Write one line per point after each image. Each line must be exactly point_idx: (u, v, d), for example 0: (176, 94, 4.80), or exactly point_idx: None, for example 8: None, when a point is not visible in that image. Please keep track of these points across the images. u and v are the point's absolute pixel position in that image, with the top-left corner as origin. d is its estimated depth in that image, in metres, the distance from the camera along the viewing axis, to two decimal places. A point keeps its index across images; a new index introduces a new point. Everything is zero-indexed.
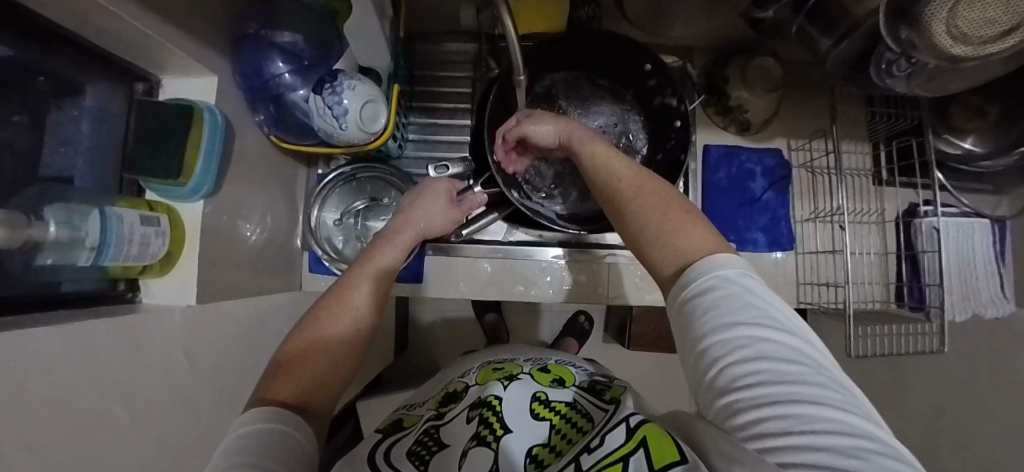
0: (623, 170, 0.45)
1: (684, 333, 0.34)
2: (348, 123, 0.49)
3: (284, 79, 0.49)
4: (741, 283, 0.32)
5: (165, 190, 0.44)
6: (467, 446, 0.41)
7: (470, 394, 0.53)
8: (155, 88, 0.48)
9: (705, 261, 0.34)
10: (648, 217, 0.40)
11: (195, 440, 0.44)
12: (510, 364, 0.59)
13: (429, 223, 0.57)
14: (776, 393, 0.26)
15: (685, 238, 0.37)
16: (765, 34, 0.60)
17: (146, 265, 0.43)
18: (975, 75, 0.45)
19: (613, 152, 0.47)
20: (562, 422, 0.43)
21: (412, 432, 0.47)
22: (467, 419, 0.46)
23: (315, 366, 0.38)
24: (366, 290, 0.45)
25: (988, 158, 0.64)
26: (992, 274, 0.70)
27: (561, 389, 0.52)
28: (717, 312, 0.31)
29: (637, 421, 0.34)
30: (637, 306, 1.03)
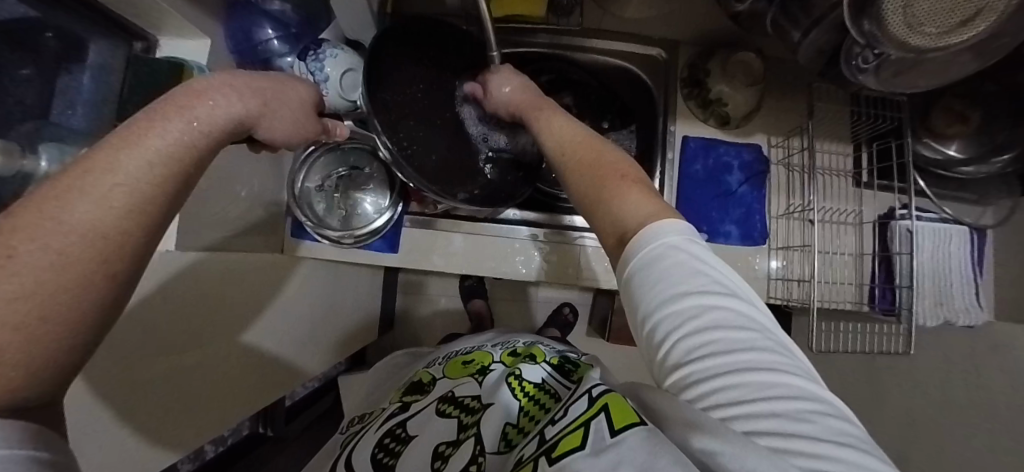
0: (569, 134, 0.42)
1: (631, 303, 0.31)
2: (329, 89, 0.52)
3: (273, 45, 0.53)
4: (686, 248, 0.30)
5: None
6: (441, 449, 0.40)
7: (438, 388, 0.52)
8: (152, 47, 0.51)
9: (649, 229, 0.31)
10: (589, 176, 0.37)
11: (163, 375, 0.47)
12: (479, 353, 0.58)
13: (282, 116, 0.34)
14: (722, 358, 0.25)
15: (623, 190, 0.35)
16: (746, 28, 0.61)
17: None
18: (943, 72, 0.46)
19: (562, 118, 0.44)
20: (529, 402, 0.42)
21: (377, 431, 0.47)
22: (438, 412, 0.47)
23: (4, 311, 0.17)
24: (149, 161, 0.23)
25: (969, 164, 0.64)
26: (969, 284, 0.69)
27: (532, 366, 0.50)
28: (666, 283, 0.29)
29: (599, 391, 0.30)
30: (618, 298, 1.04)
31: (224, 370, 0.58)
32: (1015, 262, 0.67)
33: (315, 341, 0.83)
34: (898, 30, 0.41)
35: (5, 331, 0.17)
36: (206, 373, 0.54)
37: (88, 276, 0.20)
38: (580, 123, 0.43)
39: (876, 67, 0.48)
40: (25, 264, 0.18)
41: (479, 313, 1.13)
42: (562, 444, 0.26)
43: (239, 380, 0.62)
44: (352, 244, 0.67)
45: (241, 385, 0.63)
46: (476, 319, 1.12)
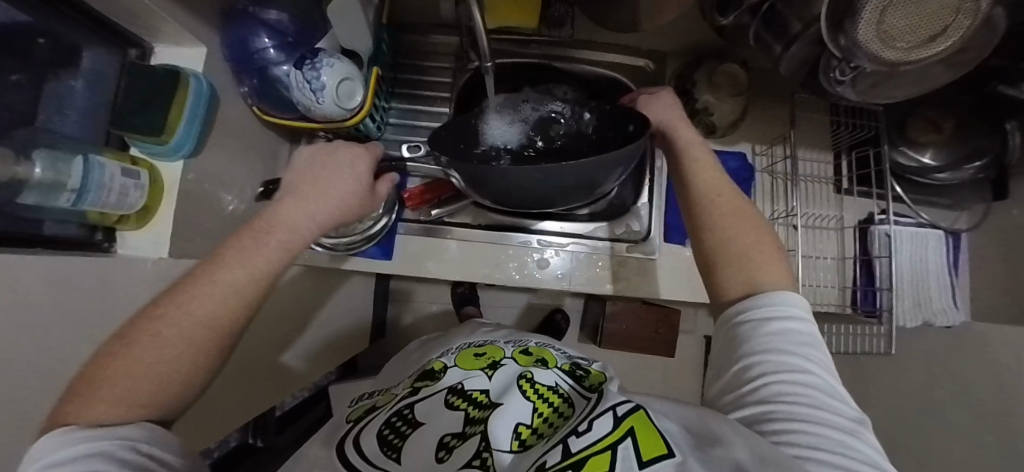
0: (718, 184, 0.46)
1: (733, 347, 0.37)
2: (325, 98, 0.51)
3: (269, 53, 0.51)
4: (798, 324, 0.35)
5: (147, 147, 0.48)
6: (446, 440, 0.39)
7: (449, 375, 0.50)
8: (148, 54, 0.52)
9: (776, 298, 0.37)
10: (733, 232, 0.42)
11: None
12: (490, 348, 0.57)
13: (341, 193, 0.44)
14: (803, 405, 0.30)
15: (762, 270, 0.40)
16: (730, 40, 0.64)
17: (125, 215, 0.46)
18: (916, 82, 0.49)
19: (709, 159, 0.48)
20: (545, 404, 0.41)
21: (384, 411, 0.46)
22: (446, 402, 0.45)
23: (152, 372, 0.29)
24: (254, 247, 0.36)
25: (943, 171, 0.67)
26: (944, 285, 0.71)
27: (543, 369, 0.49)
28: (772, 340, 0.35)
29: (625, 410, 0.29)
30: (610, 304, 1.06)
31: None
32: (988, 264, 0.71)
33: (327, 344, 0.81)
34: (874, 45, 0.43)
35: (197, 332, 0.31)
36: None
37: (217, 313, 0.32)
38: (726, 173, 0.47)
39: (854, 78, 0.50)
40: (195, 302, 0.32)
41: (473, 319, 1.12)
42: (593, 463, 0.25)
43: None
44: (346, 252, 0.67)
45: None
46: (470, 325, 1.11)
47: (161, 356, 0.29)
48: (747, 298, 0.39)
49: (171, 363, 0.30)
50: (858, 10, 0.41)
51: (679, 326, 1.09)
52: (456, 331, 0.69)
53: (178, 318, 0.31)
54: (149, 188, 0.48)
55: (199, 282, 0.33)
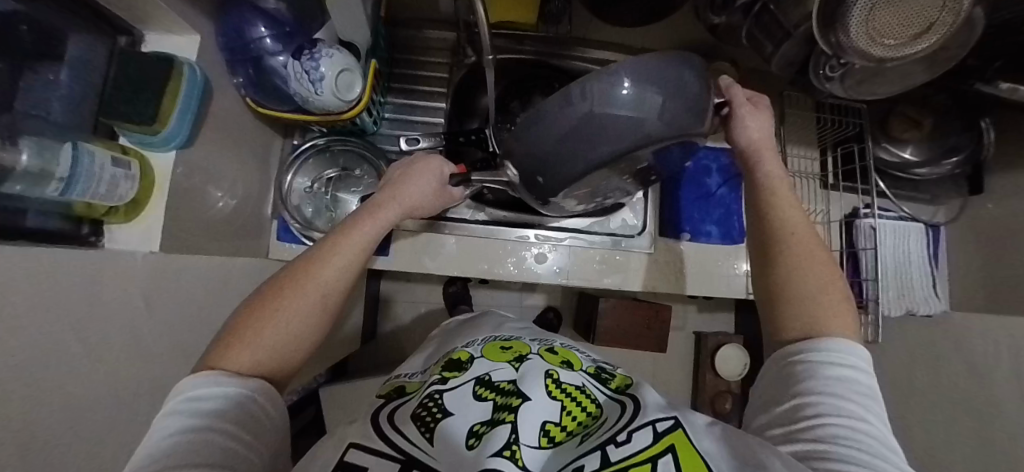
0: (801, 227, 0.47)
1: (789, 385, 0.39)
2: (324, 89, 0.50)
3: (265, 43, 0.50)
4: (857, 377, 0.37)
5: (139, 138, 0.46)
6: (475, 429, 0.38)
7: (477, 367, 0.49)
8: (138, 42, 0.51)
9: (839, 347, 0.39)
10: (808, 274, 0.44)
11: (144, 382, 0.45)
12: (518, 344, 0.56)
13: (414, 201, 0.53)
14: (863, 447, 0.31)
15: (831, 316, 0.42)
16: (722, 39, 0.65)
17: (113, 207, 0.44)
18: (899, 78, 0.52)
19: (796, 200, 0.49)
20: (576, 406, 0.42)
21: (417, 396, 0.46)
22: (474, 392, 0.44)
23: (268, 339, 0.39)
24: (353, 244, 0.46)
25: (923, 166, 0.69)
26: (926, 276, 0.75)
27: (569, 371, 0.49)
28: (829, 382, 0.36)
29: (664, 426, 0.32)
30: (603, 300, 1.07)
31: None
32: (964, 255, 0.75)
33: None
34: (863, 42, 0.45)
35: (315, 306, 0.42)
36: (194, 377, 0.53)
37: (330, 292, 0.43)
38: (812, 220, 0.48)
39: (844, 74, 0.52)
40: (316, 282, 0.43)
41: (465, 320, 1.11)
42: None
43: None
44: None
45: None
46: None
47: (276, 330, 0.40)
48: (812, 340, 0.40)
49: (282, 337, 0.40)
50: (847, 6, 0.43)
51: (669, 322, 1.11)
52: (479, 322, 0.68)
53: (290, 300, 0.41)
54: (140, 178, 0.47)
55: (302, 274, 0.43)
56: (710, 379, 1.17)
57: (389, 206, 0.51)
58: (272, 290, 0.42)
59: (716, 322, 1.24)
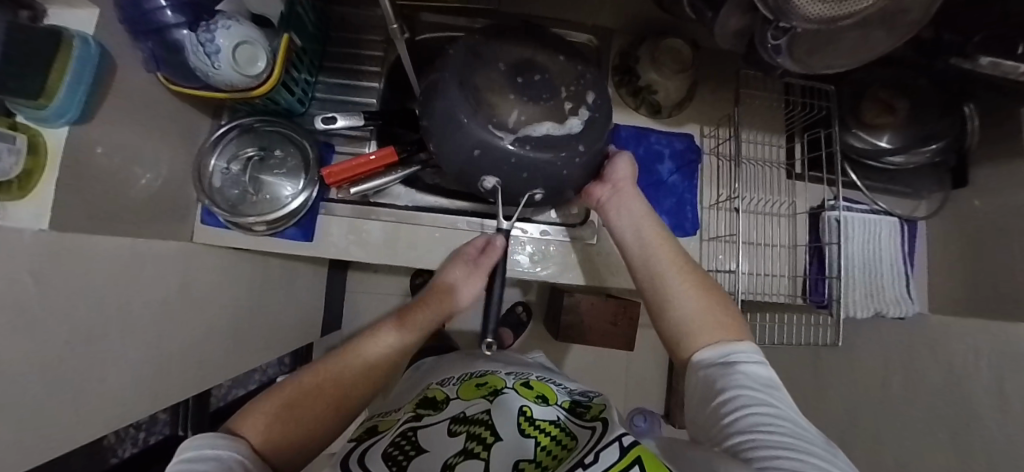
0: (668, 255, 0.51)
1: (705, 390, 0.40)
2: (222, 62, 0.47)
3: (164, 15, 0.46)
4: (757, 364, 0.39)
5: (28, 112, 0.44)
6: (449, 461, 0.37)
7: (450, 407, 0.47)
8: (39, 16, 0.48)
9: (729, 346, 0.41)
10: (696, 289, 0.48)
11: (51, 362, 0.44)
12: (493, 378, 0.52)
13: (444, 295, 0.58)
14: (770, 424, 0.32)
15: (716, 323, 0.45)
16: (672, 13, 0.60)
17: (2, 183, 0.43)
18: (856, 49, 0.46)
19: (658, 234, 0.54)
20: (546, 436, 0.39)
21: (388, 434, 0.44)
22: (449, 431, 0.41)
23: (290, 428, 0.41)
24: (381, 349, 0.52)
25: (897, 153, 0.63)
26: (899, 273, 0.66)
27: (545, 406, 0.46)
28: (734, 377, 0.38)
29: (629, 441, 0.31)
30: (568, 296, 1.04)
31: (133, 359, 0.56)
32: (946, 252, 0.69)
33: None
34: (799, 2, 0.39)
35: (337, 403, 0.45)
36: (113, 362, 0.52)
37: (353, 391, 0.47)
38: (673, 243, 0.53)
39: (789, 44, 0.46)
40: (340, 375, 0.48)
41: None
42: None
43: (147, 369, 0.58)
44: (262, 231, 0.63)
45: (155, 378, 0.60)
46: (427, 318, 1.08)
47: (302, 420, 0.43)
48: (714, 347, 0.42)
49: (303, 424, 0.42)
50: None
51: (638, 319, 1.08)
52: (457, 359, 0.64)
53: (320, 396, 0.45)
54: (29, 154, 0.45)
55: (338, 360, 0.49)
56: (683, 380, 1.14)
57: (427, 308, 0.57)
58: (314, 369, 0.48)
59: None
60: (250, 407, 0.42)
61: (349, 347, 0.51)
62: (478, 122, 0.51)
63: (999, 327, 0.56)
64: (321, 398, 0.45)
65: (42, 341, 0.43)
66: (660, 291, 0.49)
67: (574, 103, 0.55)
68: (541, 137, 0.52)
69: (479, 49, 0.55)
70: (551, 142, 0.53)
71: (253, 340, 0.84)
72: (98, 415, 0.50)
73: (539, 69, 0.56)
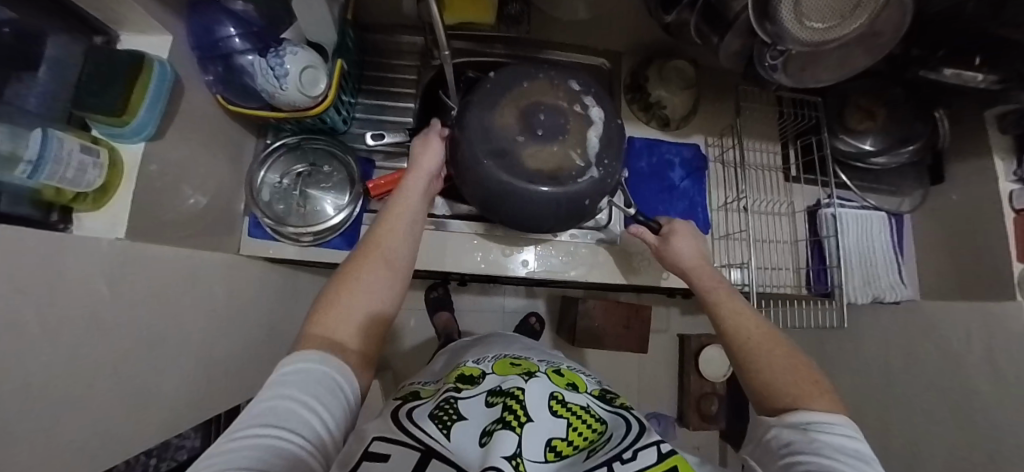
0: (749, 323, 0.48)
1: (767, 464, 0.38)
2: (288, 84, 0.53)
3: (235, 42, 0.52)
4: (842, 436, 0.35)
5: (108, 130, 0.48)
6: (488, 429, 0.47)
7: (488, 381, 0.58)
8: (112, 41, 0.53)
9: (812, 416, 0.37)
10: (770, 363, 0.43)
11: (120, 366, 0.45)
12: (526, 363, 0.65)
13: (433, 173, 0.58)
14: None
15: (795, 378, 0.41)
16: (678, 37, 0.68)
17: (80, 194, 0.46)
18: (839, 65, 0.54)
19: (741, 305, 0.50)
20: (580, 421, 0.51)
21: (432, 400, 0.56)
22: (489, 402, 0.52)
23: (357, 319, 0.42)
24: (412, 221, 0.53)
25: (881, 155, 0.71)
26: (891, 261, 0.74)
27: (576, 393, 0.58)
28: (825, 444, 0.34)
29: (666, 449, 0.45)
30: (583, 302, 1.09)
31: (186, 367, 0.57)
32: (933, 244, 0.77)
33: None
34: (794, 27, 0.47)
35: (389, 271, 0.47)
36: (169, 370, 0.54)
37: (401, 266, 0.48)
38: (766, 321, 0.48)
39: (784, 63, 0.54)
40: (375, 275, 0.46)
41: (446, 326, 1.11)
42: None
43: (196, 379, 0.59)
44: (308, 242, 0.66)
45: (205, 389, 0.61)
46: (444, 330, 1.10)
47: (364, 295, 0.44)
48: (796, 411, 0.38)
49: (362, 306, 0.43)
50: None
51: (650, 322, 1.13)
52: (488, 342, 0.79)
53: (369, 265, 0.46)
54: (109, 168, 0.49)
55: (357, 264, 0.46)
56: (694, 380, 1.18)
57: (417, 181, 0.55)
58: (334, 283, 0.45)
59: (697, 321, 1.26)
60: (314, 314, 0.42)
61: (347, 273, 0.46)
62: (540, 176, 0.56)
63: (988, 306, 0.63)
64: (372, 261, 0.47)
65: (111, 349, 0.44)
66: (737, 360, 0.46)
67: (578, 102, 0.60)
68: (596, 146, 0.59)
69: (484, 108, 0.58)
70: (604, 144, 0.59)
71: (279, 354, 0.85)
72: (154, 424, 0.51)
73: (540, 103, 0.59)
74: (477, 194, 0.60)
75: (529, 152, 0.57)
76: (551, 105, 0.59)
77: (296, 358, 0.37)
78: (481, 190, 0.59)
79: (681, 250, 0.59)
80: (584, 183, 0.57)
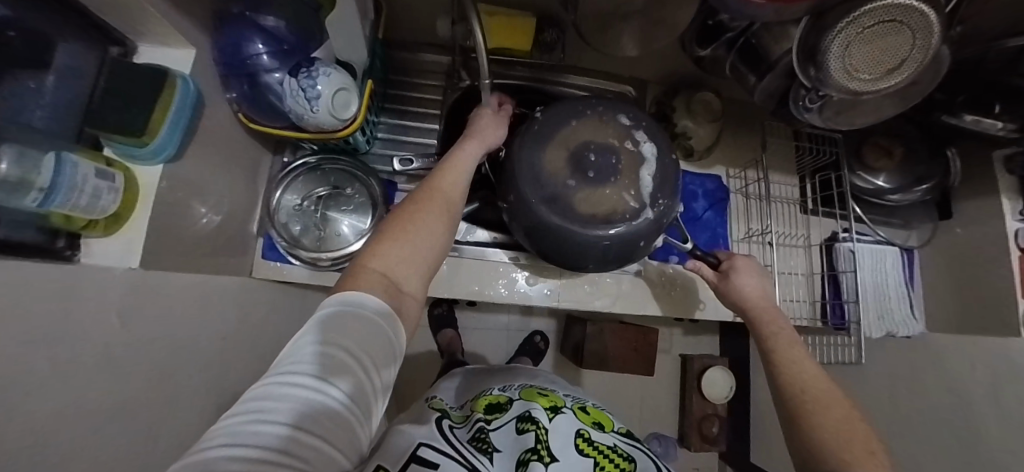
0: (810, 377, 0.47)
1: None
2: (320, 106, 0.51)
3: (262, 60, 0.50)
4: None
5: (126, 147, 0.44)
6: (523, 457, 0.44)
7: (516, 406, 0.53)
8: (129, 53, 0.49)
9: None
10: (833, 425, 0.42)
11: (136, 407, 0.42)
12: (553, 394, 0.60)
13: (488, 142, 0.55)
14: None
15: (855, 446, 0.39)
16: (708, 71, 0.69)
17: (93, 221, 0.42)
18: (874, 111, 0.55)
19: (806, 357, 0.49)
20: (606, 458, 0.48)
21: (467, 424, 0.51)
22: (518, 430, 0.48)
23: (409, 264, 0.39)
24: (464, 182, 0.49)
25: (896, 193, 0.73)
26: (903, 295, 0.76)
27: (603, 432, 0.54)
28: None
29: None
30: (591, 324, 1.08)
31: (197, 402, 0.53)
32: (939, 280, 0.79)
33: None
34: (841, 76, 0.47)
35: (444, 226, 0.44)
36: (181, 407, 0.50)
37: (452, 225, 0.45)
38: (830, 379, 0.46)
39: (821, 106, 0.54)
40: (433, 226, 0.43)
41: (451, 344, 1.08)
42: None
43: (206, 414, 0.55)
44: (328, 267, 0.63)
45: (215, 420, 0.57)
46: (448, 350, 1.06)
47: (418, 241, 0.41)
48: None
49: (417, 252, 0.40)
50: (826, 46, 0.46)
51: (656, 345, 1.13)
52: (507, 370, 0.72)
53: (428, 209, 0.43)
54: (125, 191, 0.45)
55: (411, 210, 0.43)
56: (697, 402, 1.18)
57: (472, 146, 0.52)
58: (390, 221, 0.42)
59: (699, 342, 1.27)
60: (369, 249, 0.39)
61: (401, 215, 0.42)
62: (595, 220, 0.56)
63: (996, 344, 0.65)
64: (430, 209, 0.44)
65: (128, 391, 0.41)
66: (790, 413, 0.45)
67: (631, 139, 0.59)
68: (651, 186, 0.58)
69: (534, 148, 0.58)
70: (658, 184, 0.58)
71: None
72: None
73: (590, 144, 0.58)
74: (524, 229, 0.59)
75: (582, 195, 0.57)
76: (602, 144, 0.59)
77: (350, 295, 0.33)
78: (530, 224, 0.58)
79: (744, 282, 0.59)
80: (636, 227, 0.56)
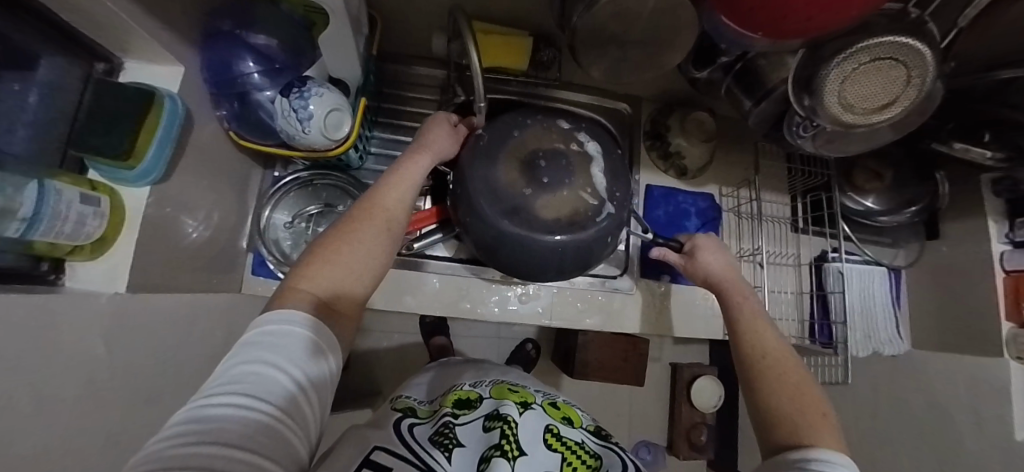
0: (772, 344, 0.46)
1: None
2: (311, 128, 0.50)
3: (253, 78, 0.51)
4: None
5: (110, 171, 0.44)
6: (487, 454, 0.41)
7: (485, 404, 0.51)
8: (115, 69, 0.48)
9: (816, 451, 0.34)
10: (792, 394, 0.40)
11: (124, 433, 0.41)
12: (523, 390, 0.57)
13: (439, 153, 0.53)
14: None
15: (810, 414, 0.38)
16: (702, 91, 0.69)
17: (78, 245, 0.41)
18: (865, 141, 0.55)
19: (767, 327, 0.48)
20: (574, 456, 0.45)
21: (430, 422, 0.49)
22: (485, 428, 0.46)
23: (344, 280, 0.39)
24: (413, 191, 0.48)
25: (886, 214, 0.74)
26: (889, 316, 0.80)
27: (570, 427, 0.51)
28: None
29: None
30: (583, 334, 1.08)
31: None
32: (924, 299, 0.80)
33: None
34: (835, 109, 0.47)
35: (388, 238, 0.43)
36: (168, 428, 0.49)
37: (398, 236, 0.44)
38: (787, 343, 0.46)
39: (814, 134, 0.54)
40: (375, 239, 0.42)
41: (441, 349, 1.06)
42: None
43: None
44: None
45: None
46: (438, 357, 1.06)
47: (356, 256, 0.40)
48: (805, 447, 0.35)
49: (359, 263, 0.40)
50: (823, 76, 0.46)
51: (645, 355, 1.14)
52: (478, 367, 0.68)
53: (369, 221, 0.42)
54: (110, 214, 0.44)
55: (352, 223, 0.42)
56: (685, 411, 1.19)
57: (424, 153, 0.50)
58: (328, 235, 0.41)
59: (689, 352, 1.28)
60: (300, 267, 0.38)
61: (340, 229, 0.41)
62: (559, 223, 0.55)
63: (976, 363, 0.66)
64: (370, 219, 0.43)
65: (117, 417, 0.40)
66: (749, 376, 0.44)
67: (577, 141, 0.60)
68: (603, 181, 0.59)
69: (491, 156, 0.57)
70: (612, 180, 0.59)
71: None
72: None
73: (540, 149, 0.58)
74: (481, 239, 0.58)
75: (544, 199, 0.56)
76: (550, 148, 0.58)
77: (277, 314, 0.32)
78: (487, 232, 0.57)
79: (713, 259, 0.58)
80: (595, 229, 0.56)
